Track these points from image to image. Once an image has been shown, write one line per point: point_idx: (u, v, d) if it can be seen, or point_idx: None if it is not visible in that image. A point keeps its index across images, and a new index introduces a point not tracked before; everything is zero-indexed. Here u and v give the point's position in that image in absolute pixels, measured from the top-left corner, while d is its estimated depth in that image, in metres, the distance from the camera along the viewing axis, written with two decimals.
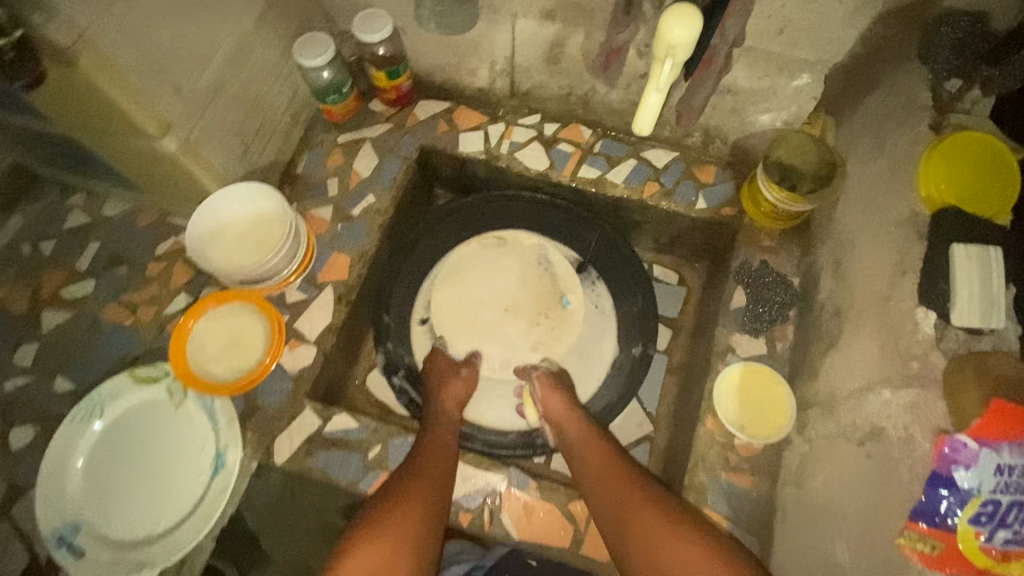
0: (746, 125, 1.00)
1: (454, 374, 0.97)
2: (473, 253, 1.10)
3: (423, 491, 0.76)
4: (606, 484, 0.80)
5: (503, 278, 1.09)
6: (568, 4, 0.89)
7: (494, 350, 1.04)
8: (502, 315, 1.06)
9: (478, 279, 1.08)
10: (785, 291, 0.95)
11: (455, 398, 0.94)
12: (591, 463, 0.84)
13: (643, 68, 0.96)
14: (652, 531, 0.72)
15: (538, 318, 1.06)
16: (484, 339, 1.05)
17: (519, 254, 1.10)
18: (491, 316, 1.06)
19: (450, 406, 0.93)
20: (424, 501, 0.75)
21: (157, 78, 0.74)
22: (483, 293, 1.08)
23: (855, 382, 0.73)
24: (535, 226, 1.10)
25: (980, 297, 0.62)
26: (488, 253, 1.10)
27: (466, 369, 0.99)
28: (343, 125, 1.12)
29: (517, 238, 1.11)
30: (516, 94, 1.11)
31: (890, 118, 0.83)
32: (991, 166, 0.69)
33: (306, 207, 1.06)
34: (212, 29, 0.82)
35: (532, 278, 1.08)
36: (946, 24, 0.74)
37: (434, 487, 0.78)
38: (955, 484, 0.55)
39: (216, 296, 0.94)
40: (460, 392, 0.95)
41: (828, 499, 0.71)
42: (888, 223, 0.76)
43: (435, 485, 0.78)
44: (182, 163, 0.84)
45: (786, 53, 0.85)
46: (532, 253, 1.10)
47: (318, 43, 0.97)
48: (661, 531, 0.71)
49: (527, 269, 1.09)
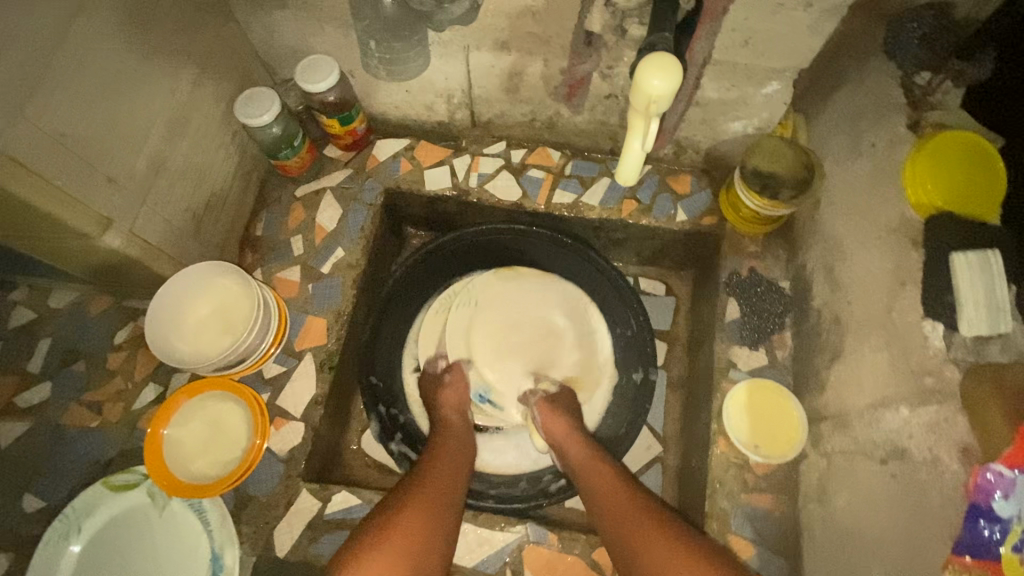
0: (718, 133, 0.97)
1: (437, 385, 0.95)
2: (499, 286, 1.05)
3: (431, 502, 0.73)
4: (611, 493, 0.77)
5: (541, 313, 1.04)
6: (523, 34, 0.85)
7: (492, 384, 0.99)
8: (510, 346, 1.01)
9: (506, 308, 1.04)
10: (778, 298, 0.93)
11: (454, 406, 0.92)
12: (593, 468, 0.82)
13: (608, 89, 0.92)
14: (656, 536, 0.70)
15: (576, 342, 1.02)
16: (482, 354, 1.01)
17: (558, 293, 1.05)
18: (501, 343, 1.02)
19: (449, 416, 0.90)
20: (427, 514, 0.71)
21: (85, 174, 0.67)
22: (479, 315, 1.03)
23: (868, 396, 0.71)
24: (535, 262, 1.07)
25: (987, 304, 0.61)
26: (523, 287, 1.05)
27: (449, 375, 0.96)
28: (299, 177, 1.05)
29: (550, 276, 1.06)
30: (478, 124, 1.06)
31: (863, 117, 0.80)
32: (980, 165, 0.67)
33: (271, 271, 0.99)
34: (141, 109, 0.75)
35: (536, 314, 1.04)
36: (910, 18, 0.74)
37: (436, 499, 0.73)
38: (994, 515, 0.54)
39: (188, 389, 0.87)
40: (458, 400, 0.93)
41: (857, 520, 0.69)
42: (878, 228, 0.74)
43: (441, 492, 0.75)
44: (130, 256, 0.77)
45: (753, 64, 0.83)
46: (573, 293, 1.05)
47: (260, 101, 0.90)
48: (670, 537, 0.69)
49: (569, 308, 1.04)
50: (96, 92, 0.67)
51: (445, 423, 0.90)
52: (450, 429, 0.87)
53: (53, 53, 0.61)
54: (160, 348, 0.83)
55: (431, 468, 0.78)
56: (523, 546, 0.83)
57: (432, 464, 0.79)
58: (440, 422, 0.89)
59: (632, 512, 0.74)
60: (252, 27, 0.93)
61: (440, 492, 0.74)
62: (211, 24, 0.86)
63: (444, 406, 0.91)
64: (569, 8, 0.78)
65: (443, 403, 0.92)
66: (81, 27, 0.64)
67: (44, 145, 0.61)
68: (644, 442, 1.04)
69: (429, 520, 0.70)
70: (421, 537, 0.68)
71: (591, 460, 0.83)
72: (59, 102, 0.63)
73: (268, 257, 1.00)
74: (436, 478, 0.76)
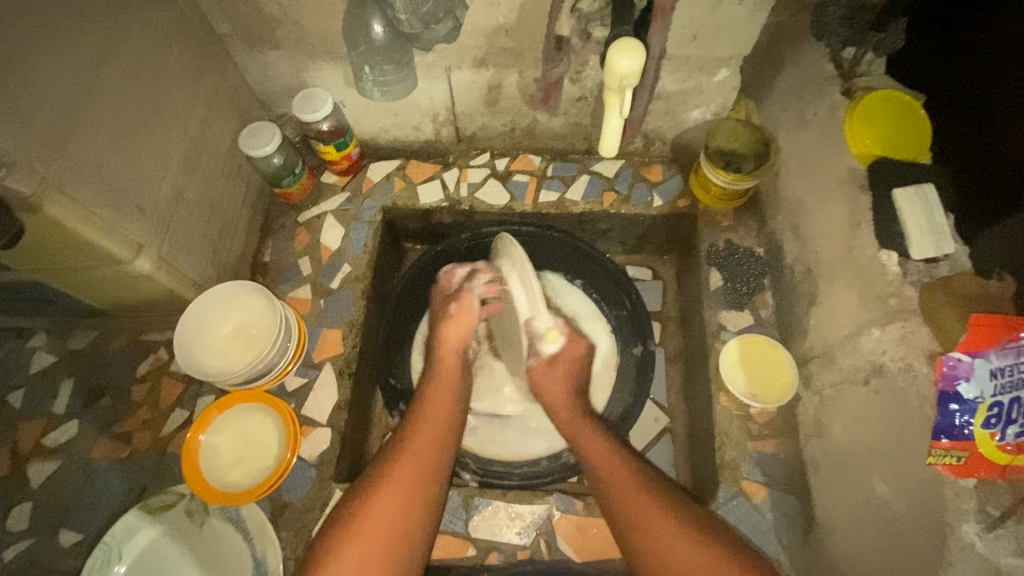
0: (680, 122, 1.09)
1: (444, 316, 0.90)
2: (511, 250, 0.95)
3: (412, 488, 0.73)
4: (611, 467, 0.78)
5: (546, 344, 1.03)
6: (498, 50, 0.95)
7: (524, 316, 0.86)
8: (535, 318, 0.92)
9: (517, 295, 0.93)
10: (754, 263, 1.02)
11: (451, 345, 0.88)
12: (588, 439, 0.83)
13: (578, 92, 1.03)
14: (638, 510, 0.72)
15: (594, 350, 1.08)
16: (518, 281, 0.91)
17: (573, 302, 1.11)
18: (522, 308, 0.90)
19: (446, 357, 0.87)
20: (407, 492, 0.73)
21: (118, 205, 0.73)
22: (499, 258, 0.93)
23: (846, 328, 0.79)
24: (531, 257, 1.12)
25: (929, 229, 0.70)
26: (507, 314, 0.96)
27: (455, 305, 0.89)
28: (301, 204, 1.12)
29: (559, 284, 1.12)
30: (462, 139, 1.16)
31: (804, 92, 0.91)
32: (908, 117, 0.79)
33: (284, 292, 1.05)
34: (162, 145, 0.82)
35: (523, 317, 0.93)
36: (829, 2, 0.83)
37: (415, 474, 0.75)
38: (961, 397, 0.61)
39: (218, 404, 0.91)
40: (457, 340, 0.88)
41: (851, 441, 0.76)
42: (831, 182, 0.84)
43: (421, 477, 0.75)
44: (159, 280, 0.83)
45: (702, 55, 0.96)
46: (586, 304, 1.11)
47: (263, 133, 0.97)
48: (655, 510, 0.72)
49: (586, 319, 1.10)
50: (123, 130, 0.74)
51: (439, 363, 0.87)
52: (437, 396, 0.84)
53: (89, 94, 0.69)
54: (188, 365, 0.88)
55: (416, 447, 0.77)
56: (553, 515, 0.88)
57: (417, 440, 0.78)
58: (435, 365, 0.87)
59: (617, 485, 0.76)
60: (249, 68, 1.01)
61: (420, 473, 0.75)
62: (215, 68, 0.94)
63: (441, 346, 0.88)
64: (538, 22, 0.89)
65: (444, 339, 0.88)
66: (110, 71, 0.72)
67: (85, 178, 0.68)
68: (651, 415, 1.10)
69: (410, 496, 0.73)
70: (396, 528, 0.70)
71: (586, 429, 0.84)
72: (95, 140, 0.69)
73: (278, 279, 1.06)
74: (419, 448, 0.77)
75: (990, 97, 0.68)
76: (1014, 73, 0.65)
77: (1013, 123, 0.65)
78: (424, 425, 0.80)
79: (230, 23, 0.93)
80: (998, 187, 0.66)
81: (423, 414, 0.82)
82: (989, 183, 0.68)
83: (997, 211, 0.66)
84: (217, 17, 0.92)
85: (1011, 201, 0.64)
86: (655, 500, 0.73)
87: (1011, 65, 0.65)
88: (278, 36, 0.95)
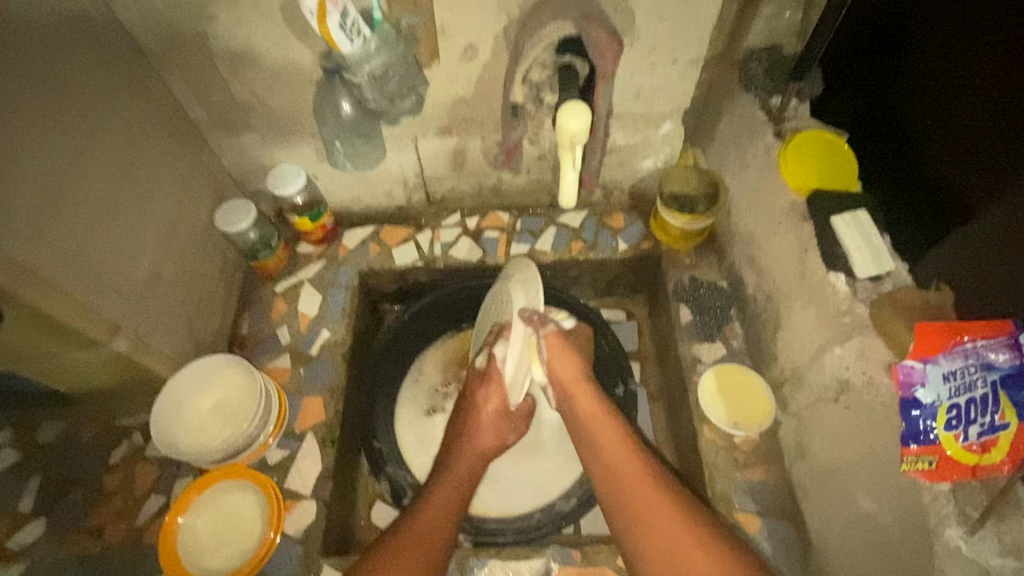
0: (634, 172, 1.17)
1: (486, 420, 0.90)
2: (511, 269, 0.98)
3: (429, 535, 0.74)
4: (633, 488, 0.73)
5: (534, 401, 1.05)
6: (460, 118, 1.03)
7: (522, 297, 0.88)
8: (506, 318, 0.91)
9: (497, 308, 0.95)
10: (719, 296, 1.07)
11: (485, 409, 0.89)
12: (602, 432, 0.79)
13: (537, 152, 1.10)
14: (659, 529, 0.68)
15: None
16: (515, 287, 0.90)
17: None
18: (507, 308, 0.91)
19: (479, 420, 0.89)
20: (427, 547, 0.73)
21: (94, 287, 0.75)
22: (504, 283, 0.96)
23: (812, 349, 0.83)
24: None
25: (867, 250, 0.77)
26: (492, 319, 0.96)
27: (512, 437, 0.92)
28: (277, 274, 1.13)
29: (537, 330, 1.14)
30: (433, 203, 1.21)
31: (741, 137, 1.00)
32: (835, 153, 0.87)
33: (263, 363, 1.05)
34: (138, 228, 0.84)
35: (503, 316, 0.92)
36: (751, 59, 0.96)
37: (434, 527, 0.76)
38: (920, 403, 0.64)
39: (198, 483, 0.89)
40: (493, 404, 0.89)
41: (833, 459, 0.78)
42: (777, 215, 0.91)
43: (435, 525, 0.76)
44: (136, 359, 0.83)
45: (646, 111, 1.05)
46: None
47: (240, 209, 1.01)
48: (678, 528, 0.68)
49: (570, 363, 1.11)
50: (99, 217, 0.77)
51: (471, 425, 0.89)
52: (460, 450, 0.87)
53: (63, 186, 0.71)
54: (166, 444, 0.86)
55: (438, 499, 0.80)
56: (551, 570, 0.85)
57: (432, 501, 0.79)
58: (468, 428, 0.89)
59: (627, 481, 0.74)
60: (224, 149, 1.06)
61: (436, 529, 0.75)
62: (190, 151, 0.99)
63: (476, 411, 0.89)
64: (494, 93, 0.98)
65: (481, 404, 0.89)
66: (86, 164, 0.75)
67: (61, 263, 0.70)
68: None
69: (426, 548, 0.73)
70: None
71: (610, 437, 0.79)
72: (72, 227, 0.72)
73: (257, 351, 1.06)
74: (436, 507, 0.78)
75: (917, 122, 0.74)
76: (935, 98, 0.70)
77: (941, 145, 0.70)
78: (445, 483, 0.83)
79: (205, 110, 0.99)
80: (938, 204, 0.71)
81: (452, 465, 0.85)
82: (928, 199, 0.72)
83: (938, 229, 0.70)
84: (193, 106, 0.98)
85: (952, 217, 0.69)
86: (679, 520, 0.68)
87: (931, 93, 0.71)
88: (251, 119, 1.01)
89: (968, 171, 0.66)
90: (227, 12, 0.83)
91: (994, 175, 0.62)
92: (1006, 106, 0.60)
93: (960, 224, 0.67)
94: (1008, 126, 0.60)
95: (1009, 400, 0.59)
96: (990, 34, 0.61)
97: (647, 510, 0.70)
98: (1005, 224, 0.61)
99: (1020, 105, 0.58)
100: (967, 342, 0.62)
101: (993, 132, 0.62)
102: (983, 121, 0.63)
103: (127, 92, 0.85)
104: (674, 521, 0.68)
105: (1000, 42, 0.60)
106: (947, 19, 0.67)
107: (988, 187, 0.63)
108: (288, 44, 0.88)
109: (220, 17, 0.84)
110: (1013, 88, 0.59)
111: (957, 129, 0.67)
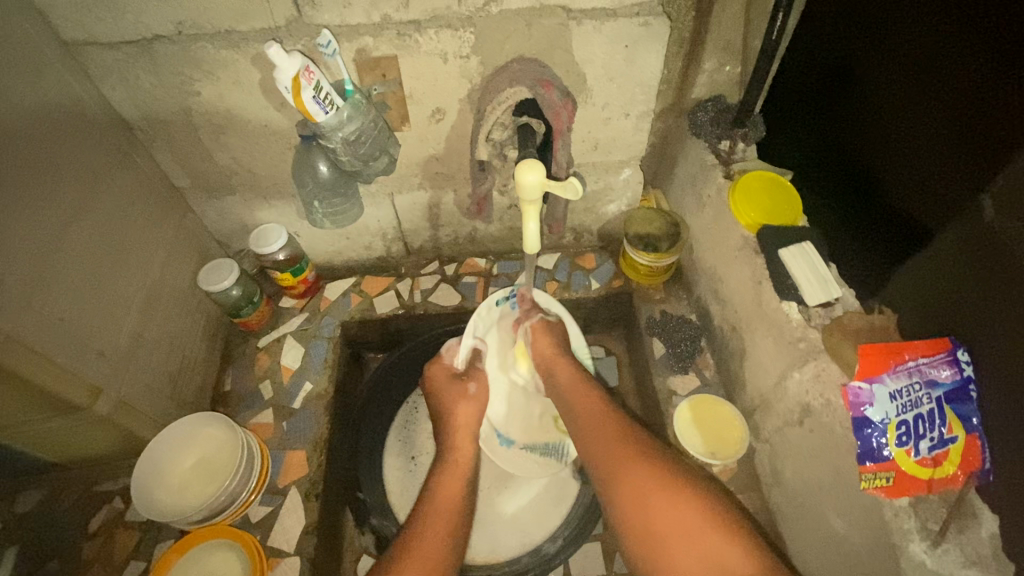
0: (601, 215, 1.24)
1: (459, 396, 0.95)
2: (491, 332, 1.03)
3: (438, 536, 0.76)
4: (634, 481, 0.74)
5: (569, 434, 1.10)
6: (433, 174, 1.09)
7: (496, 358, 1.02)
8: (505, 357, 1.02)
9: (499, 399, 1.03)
10: (689, 328, 1.11)
11: (466, 427, 0.92)
12: (579, 399, 0.88)
13: (507, 202, 1.16)
14: (671, 536, 0.68)
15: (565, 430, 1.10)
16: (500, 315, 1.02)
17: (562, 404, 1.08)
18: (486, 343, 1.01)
19: (461, 442, 0.90)
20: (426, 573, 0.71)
21: (77, 353, 0.77)
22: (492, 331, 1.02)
23: (774, 375, 0.87)
24: None
25: (816, 280, 0.83)
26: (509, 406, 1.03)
27: (473, 387, 0.97)
28: (259, 329, 1.16)
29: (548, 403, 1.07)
30: (411, 252, 1.26)
31: (695, 179, 1.07)
32: (780, 190, 0.95)
33: (245, 419, 1.06)
34: (122, 292, 0.88)
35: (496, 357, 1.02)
36: (698, 109, 1.04)
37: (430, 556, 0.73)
38: (871, 421, 0.68)
39: (177, 546, 0.87)
40: (470, 422, 0.93)
41: (806, 483, 0.81)
42: (732, 250, 0.97)
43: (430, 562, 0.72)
44: (116, 422, 0.84)
45: (606, 160, 1.12)
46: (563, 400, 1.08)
47: (222, 269, 1.04)
48: (691, 531, 0.68)
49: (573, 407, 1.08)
50: (82, 284, 0.80)
51: (455, 448, 0.89)
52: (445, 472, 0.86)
53: (48, 256, 0.74)
54: (144, 506, 0.87)
55: (428, 522, 0.78)
56: None
57: (428, 526, 0.77)
58: (450, 447, 0.90)
59: (602, 446, 0.80)
60: (207, 212, 1.11)
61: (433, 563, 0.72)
62: (174, 217, 1.04)
63: (456, 429, 0.92)
64: (462, 150, 1.05)
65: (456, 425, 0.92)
66: (73, 235, 0.79)
67: (47, 331, 0.73)
68: None
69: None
70: None
71: (606, 429, 0.82)
72: (56, 296, 0.75)
73: (239, 407, 1.07)
74: (428, 541, 0.75)
75: (873, 157, 0.78)
76: (890, 127, 0.74)
77: (897, 172, 0.73)
78: (432, 510, 0.80)
79: (189, 177, 1.04)
80: (907, 231, 0.72)
81: (452, 457, 0.89)
82: (897, 233, 0.74)
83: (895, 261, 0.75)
84: (177, 173, 1.03)
85: (919, 242, 0.70)
86: (696, 518, 0.68)
87: (881, 128, 0.75)
88: (233, 183, 1.06)
89: (927, 203, 0.68)
90: (209, 89, 0.90)
91: (953, 199, 0.64)
92: (947, 125, 0.64)
93: (927, 244, 0.69)
94: (951, 137, 0.63)
95: (953, 414, 0.64)
96: (926, 59, 0.66)
97: (658, 513, 0.70)
98: (968, 231, 0.62)
99: (960, 129, 0.62)
100: (910, 361, 0.67)
101: (948, 158, 0.64)
102: (935, 134, 0.66)
103: (113, 165, 0.90)
104: (689, 523, 0.68)
105: (943, 68, 0.64)
106: (886, 60, 0.73)
107: (940, 212, 0.66)
108: (267, 115, 0.95)
109: (203, 92, 0.90)
110: (954, 112, 0.63)
111: (914, 154, 0.70)
